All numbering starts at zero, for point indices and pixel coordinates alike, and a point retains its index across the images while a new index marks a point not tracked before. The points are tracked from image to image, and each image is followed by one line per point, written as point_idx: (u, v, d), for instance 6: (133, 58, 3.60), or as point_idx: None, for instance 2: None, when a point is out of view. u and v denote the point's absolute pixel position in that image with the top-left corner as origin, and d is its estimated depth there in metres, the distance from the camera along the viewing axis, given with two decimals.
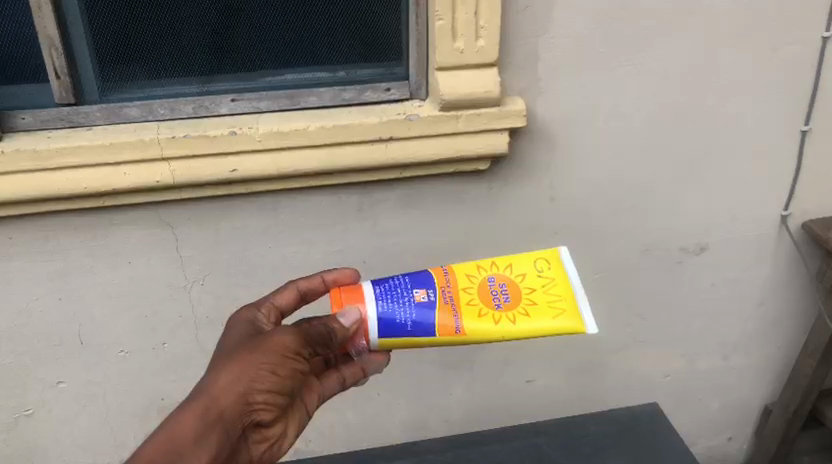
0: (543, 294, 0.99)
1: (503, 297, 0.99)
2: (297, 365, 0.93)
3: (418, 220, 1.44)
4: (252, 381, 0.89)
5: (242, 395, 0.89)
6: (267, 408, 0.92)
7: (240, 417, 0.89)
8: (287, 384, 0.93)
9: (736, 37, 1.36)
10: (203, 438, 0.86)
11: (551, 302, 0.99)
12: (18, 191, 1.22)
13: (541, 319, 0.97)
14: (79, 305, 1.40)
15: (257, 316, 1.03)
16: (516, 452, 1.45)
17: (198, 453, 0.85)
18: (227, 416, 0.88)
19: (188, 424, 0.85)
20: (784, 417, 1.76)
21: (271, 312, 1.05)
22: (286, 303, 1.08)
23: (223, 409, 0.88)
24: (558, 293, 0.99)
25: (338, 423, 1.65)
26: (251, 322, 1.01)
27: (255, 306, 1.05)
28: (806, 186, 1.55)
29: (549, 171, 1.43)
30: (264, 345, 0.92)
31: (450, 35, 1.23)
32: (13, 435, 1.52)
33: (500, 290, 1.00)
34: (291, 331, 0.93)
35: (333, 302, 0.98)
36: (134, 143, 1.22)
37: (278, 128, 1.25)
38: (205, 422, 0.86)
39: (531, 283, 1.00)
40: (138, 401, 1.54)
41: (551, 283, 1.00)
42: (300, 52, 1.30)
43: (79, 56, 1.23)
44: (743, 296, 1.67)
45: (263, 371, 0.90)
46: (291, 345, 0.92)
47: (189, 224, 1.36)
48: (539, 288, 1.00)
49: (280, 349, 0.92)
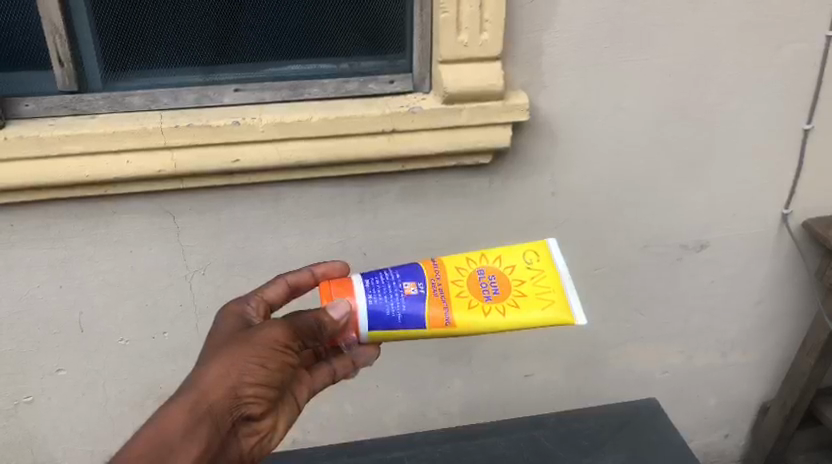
0: (532, 285, 1.00)
1: (493, 289, 1.00)
2: (287, 358, 0.94)
3: (419, 213, 1.44)
4: (242, 375, 0.90)
5: (231, 389, 0.89)
6: (257, 402, 0.92)
7: (230, 411, 0.90)
8: (277, 377, 0.93)
9: (742, 33, 1.35)
10: (191, 433, 0.86)
11: (541, 293, 0.99)
12: (18, 177, 1.22)
13: (531, 310, 0.97)
14: (79, 292, 1.41)
15: (246, 309, 1.03)
16: (514, 445, 1.45)
17: (188, 448, 0.86)
18: (218, 410, 0.89)
19: (178, 419, 0.86)
20: (782, 415, 1.77)
21: (260, 305, 1.05)
22: (275, 297, 1.07)
23: (213, 404, 0.88)
24: (547, 284, 1.00)
25: (336, 414, 1.66)
26: (240, 316, 1.01)
27: (245, 300, 1.05)
28: (807, 184, 1.55)
29: (551, 165, 1.42)
30: (253, 339, 0.93)
31: (455, 27, 1.23)
32: (14, 421, 1.53)
33: (490, 282, 1.00)
34: (280, 325, 0.94)
35: (323, 295, 0.98)
36: (136, 132, 1.22)
37: (280, 119, 1.25)
38: (194, 417, 0.87)
39: (520, 275, 1.01)
40: (139, 389, 1.55)
41: (541, 275, 1.01)
42: (302, 43, 1.30)
43: (82, 43, 1.23)
44: (743, 293, 1.67)
45: (252, 364, 0.91)
46: (279, 338, 0.93)
47: (190, 214, 1.37)
48: (528, 280, 1.00)
49: (270, 342, 0.92)
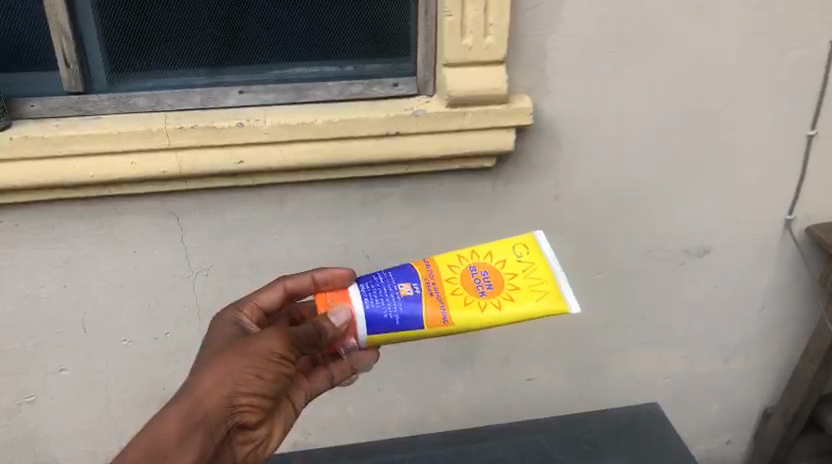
0: (524, 278, 0.99)
1: (486, 284, 0.99)
2: (282, 368, 0.94)
3: (422, 216, 1.44)
4: (236, 384, 0.90)
5: (225, 398, 0.90)
6: (251, 411, 0.93)
7: (223, 419, 0.91)
8: (272, 387, 0.94)
9: (746, 39, 1.35)
10: (185, 440, 0.88)
11: (533, 285, 0.99)
12: (22, 175, 1.23)
13: (524, 302, 0.97)
14: (82, 293, 1.42)
15: (240, 316, 1.04)
16: (514, 449, 1.45)
17: (181, 455, 0.87)
18: (211, 418, 0.90)
19: (172, 426, 0.88)
20: (785, 421, 1.76)
21: (253, 312, 1.06)
22: (270, 302, 1.08)
23: (207, 412, 0.89)
24: (539, 276, 0.99)
25: (337, 416, 1.66)
26: (236, 323, 1.02)
27: (238, 306, 1.06)
28: (811, 190, 1.55)
29: (554, 170, 1.43)
30: (249, 348, 0.92)
31: (459, 32, 1.23)
32: (16, 420, 1.54)
33: (482, 278, 1.00)
34: (275, 335, 0.94)
35: (320, 304, 0.98)
36: (141, 134, 1.22)
37: (286, 121, 1.25)
38: (187, 426, 0.88)
39: (511, 269, 1.00)
40: (142, 390, 1.55)
41: (532, 267, 1.01)
42: (307, 46, 1.31)
43: (89, 46, 1.24)
44: (745, 299, 1.67)
45: (248, 375, 0.91)
46: (274, 349, 0.93)
47: (194, 215, 1.37)
48: (520, 273, 1.00)
49: (265, 352, 0.92)
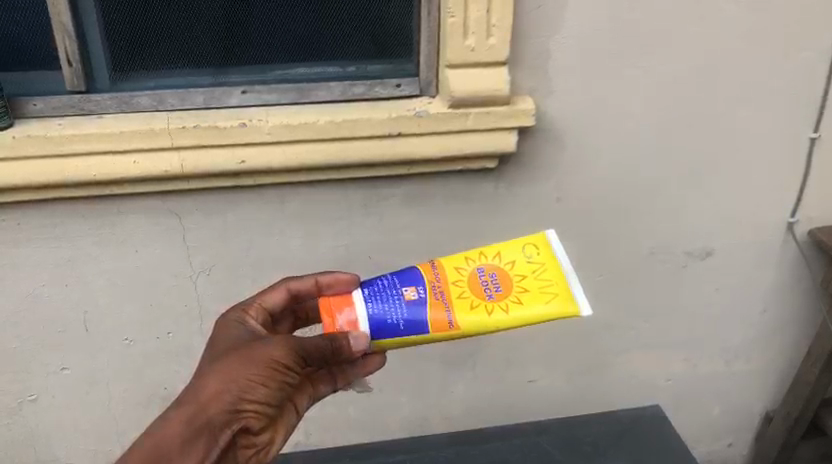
0: (534, 280, 0.99)
1: (494, 287, 0.99)
2: (286, 375, 0.94)
3: (424, 217, 1.44)
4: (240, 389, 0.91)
5: (229, 403, 0.90)
6: (255, 417, 0.93)
7: (227, 424, 0.91)
8: (276, 394, 0.94)
9: (748, 42, 1.35)
10: (189, 444, 0.87)
11: (543, 287, 0.98)
12: (25, 174, 1.22)
13: (534, 305, 0.96)
14: (84, 291, 1.41)
15: (245, 315, 1.04)
16: (515, 450, 1.45)
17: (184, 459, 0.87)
18: (215, 423, 0.90)
19: (176, 430, 0.88)
20: (786, 424, 1.76)
21: (258, 312, 1.06)
22: (274, 303, 1.08)
23: (211, 417, 0.89)
24: (549, 277, 0.99)
25: (338, 416, 1.66)
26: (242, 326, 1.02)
27: (243, 306, 1.06)
28: (813, 193, 1.55)
29: (556, 171, 1.43)
30: (255, 355, 0.93)
31: (462, 33, 1.23)
32: (16, 419, 1.53)
33: (491, 280, 0.99)
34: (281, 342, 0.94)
35: (324, 310, 0.99)
36: (143, 133, 1.22)
37: (288, 121, 1.25)
38: (191, 430, 0.88)
39: (521, 270, 1.00)
40: (143, 389, 1.55)
41: (542, 268, 1.00)
42: (309, 46, 1.31)
43: (92, 46, 1.24)
44: (747, 301, 1.67)
45: (252, 381, 0.92)
46: (279, 357, 0.93)
47: (196, 214, 1.37)
48: (530, 275, 0.99)
49: (271, 359, 0.93)
